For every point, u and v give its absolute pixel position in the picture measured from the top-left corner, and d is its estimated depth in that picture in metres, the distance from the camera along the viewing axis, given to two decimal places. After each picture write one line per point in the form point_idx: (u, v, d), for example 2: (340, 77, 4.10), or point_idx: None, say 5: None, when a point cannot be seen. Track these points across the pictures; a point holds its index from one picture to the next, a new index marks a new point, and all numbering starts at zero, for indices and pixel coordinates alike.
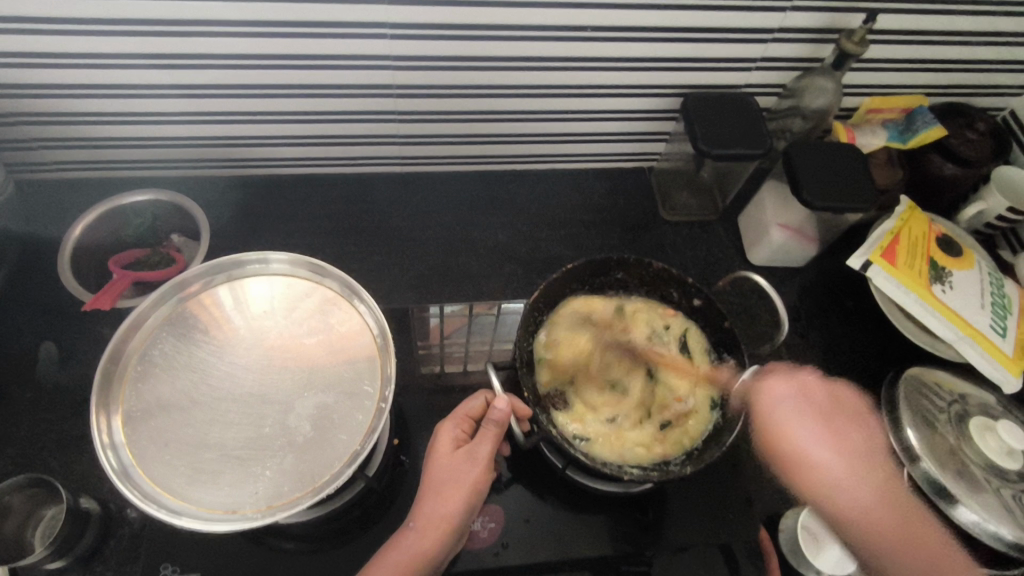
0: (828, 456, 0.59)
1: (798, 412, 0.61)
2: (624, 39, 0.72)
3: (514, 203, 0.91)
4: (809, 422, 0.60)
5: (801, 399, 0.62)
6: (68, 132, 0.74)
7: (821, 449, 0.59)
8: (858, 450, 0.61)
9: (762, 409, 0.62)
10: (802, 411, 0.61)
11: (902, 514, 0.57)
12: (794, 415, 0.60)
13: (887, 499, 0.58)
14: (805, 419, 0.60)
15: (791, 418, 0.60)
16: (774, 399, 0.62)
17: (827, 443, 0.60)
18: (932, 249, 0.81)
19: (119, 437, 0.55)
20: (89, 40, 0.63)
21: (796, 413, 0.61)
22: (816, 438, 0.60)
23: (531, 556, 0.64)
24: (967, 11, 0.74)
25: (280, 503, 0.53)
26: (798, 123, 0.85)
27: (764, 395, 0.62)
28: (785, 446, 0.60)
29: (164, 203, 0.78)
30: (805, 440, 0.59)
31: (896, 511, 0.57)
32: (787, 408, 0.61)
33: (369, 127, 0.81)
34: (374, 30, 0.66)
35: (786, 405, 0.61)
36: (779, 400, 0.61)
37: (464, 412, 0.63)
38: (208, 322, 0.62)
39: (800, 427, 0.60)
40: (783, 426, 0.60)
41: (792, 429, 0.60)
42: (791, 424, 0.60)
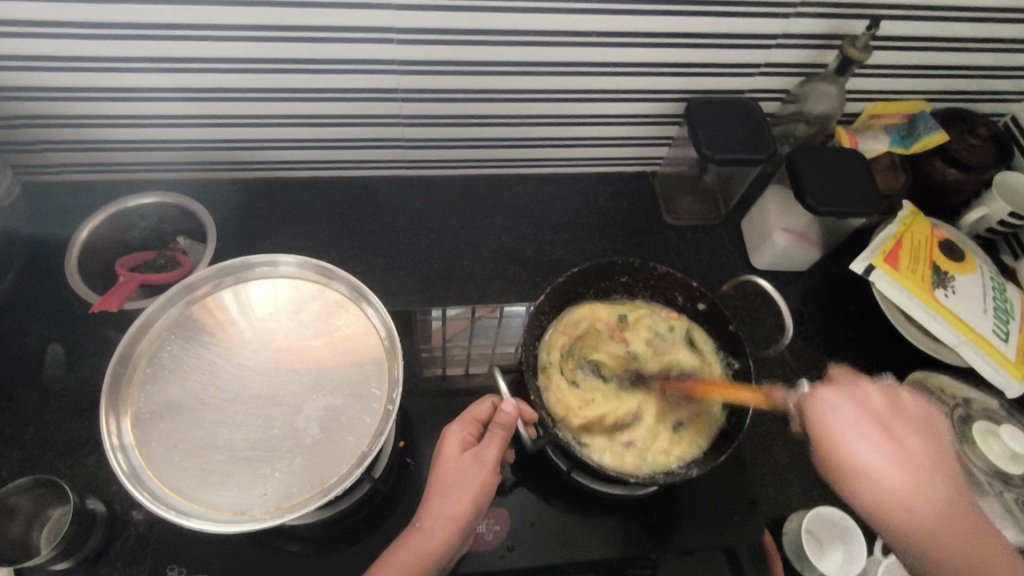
0: (898, 470, 0.53)
1: (856, 420, 0.54)
2: (629, 44, 0.73)
3: (517, 206, 0.92)
4: (872, 433, 0.54)
5: (857, 404, 0.56)
6: (75, 134, 0.75)
7: (888, 465, 0.53)
8: (935, 467, 0.54)
9: (811, 414, 0.55)
10: (860, 419, 0.55)
11: (974, 533, 0.52)
12: (850, 422, 0.54)
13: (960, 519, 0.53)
14: (862, 429, 0.54)
15: (848, 428, 0.54)
16: (829, 405, 0.55)
17: (896, 458, 0.53)
18: (935, 254, 0.82)
19: (128, 438, 0.55)
20: (99, 43, 0.63)
21: (855, 423, 0.54)
22: (877, 449, 0.53)
23: (536, 558, 0.64)
24: (970, 18, 0.75)
25: (289, 504, 0.53)
26: (802, 129, 0.86)
27: (814, 398, 0.56)
28: (843, 460, 0.53)
29: (171, 205, 0.78)
30: (867, 455, 0.53)
31: (969, 533, 0.52)
32: (845, 418, 0.54)
33: (374, 130, 0.81)
34: (380, 34, 0.67)
35: (840, 412, 0.55)
36: (837, 408, 0.55)
37: (472, 415, 0.63)
38: (216, 324, 0.62)
39: (861, 437, 0.54)
40: (838, 439, 0.54)
41: (853, 443, 0.53)
42: (849, 436, 0.54)
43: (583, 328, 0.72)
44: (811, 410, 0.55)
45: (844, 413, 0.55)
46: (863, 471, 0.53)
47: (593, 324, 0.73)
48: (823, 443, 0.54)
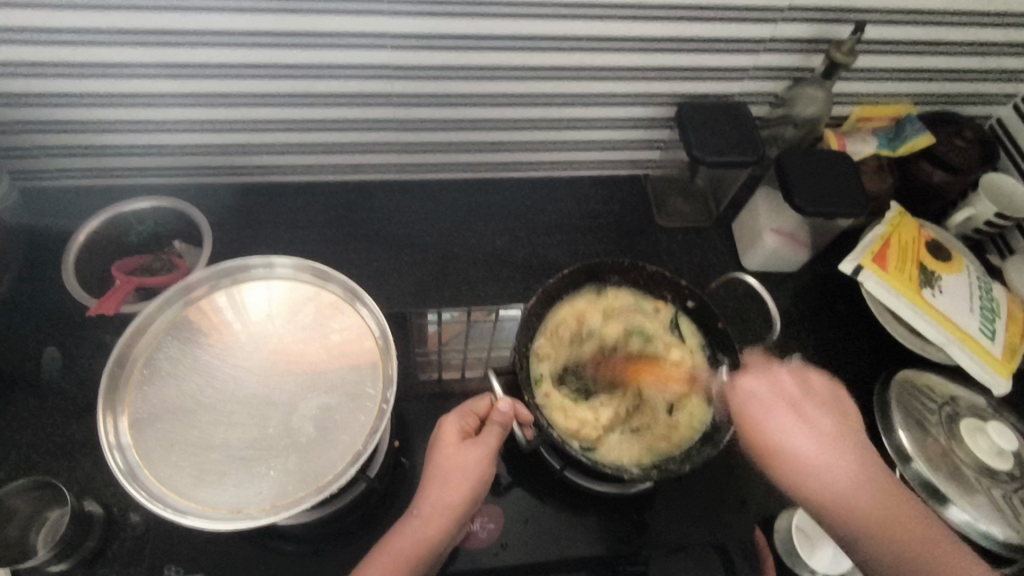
0: (818, 450, 0.55)
1: (773, 399, 0.57)
2: (620, 49, 0.74)
3: (510, 209, 0.93)
4: (784, 411, 0.56)
5: (772, 385, 0.58)
6: (73, 140, 0.76)
7: (806, 443, 0.55)
8: (847, 442, 0.56)
9: (733, 394, 0.59)
10: (774, 399, 0.57)
11: (895, 508, 0.53)
12: (766, 401, 0.57)
13: (881, 494, 0.53)
14: (778, 407, 0.56)
15: (762, 410, 0.56)
16: (746, 391, 0.58)
17: (817, 436, 0.55)
18: (922, 253, 0.83)
19: (125, 438, 0.56)
20: (97, 49, 0.64)
21: (767, 401, 0.57)
22: (793, 428, 0.55)
23: (530, 556, 0.65)
24: (952, 22, 0.76)
25: (284, 502, 0.54)
26: (791, 131, 0.87)
27: (737, 388, 0.59)
28: (758, 435, 0.56)
29: (167, 208, 0.78)
30: (783, 431, 0.55)
31: (889, 509, 0.53)
32: (761, 394, 0.57)
33: (369, 135, 0.82)
34: (375, 40, 0.68)
35: (757, 395, 0.57)
36: (756, 393, 0.57)
37: (471, 407, 0.64)
38: (211, 325, 0.63)
39: (778, 416, 0.56)
40: (756, 419, 0.56)
41: (762, 414, 0.56)
42: (762, 414, 0.56)
43: (570, 333, 0.72)
44: (738, 391, 0.58)
45: (759, 392, 0.57)
46: (774, 446, 0.55)
47: (581, 322, 0.72)
48: (743, 420, 0.57)
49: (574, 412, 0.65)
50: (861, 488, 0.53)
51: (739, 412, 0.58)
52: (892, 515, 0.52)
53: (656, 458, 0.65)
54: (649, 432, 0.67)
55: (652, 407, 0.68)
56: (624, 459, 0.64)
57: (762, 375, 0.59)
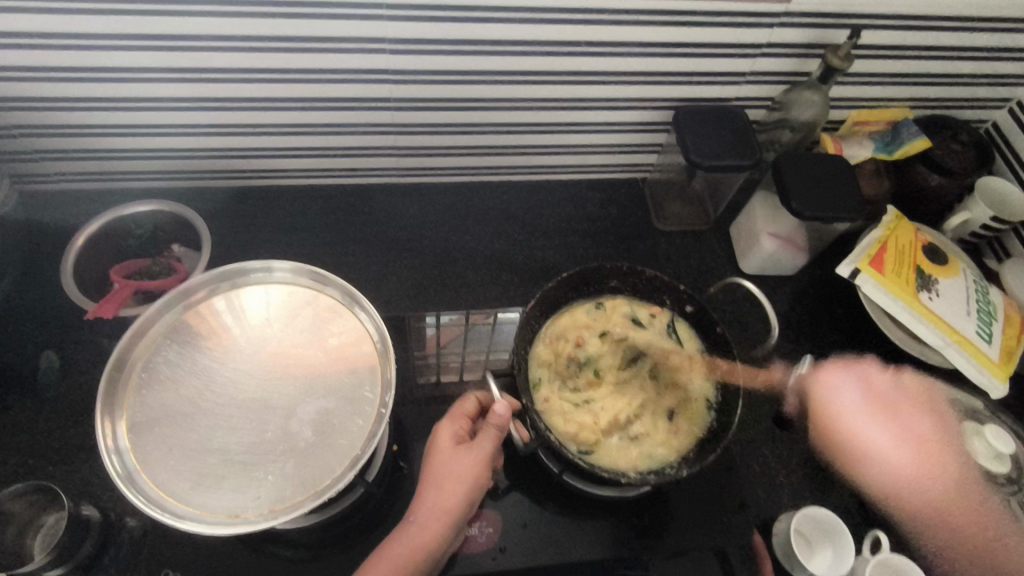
0: (893, 444, 0.71)
1: (859, 397, 0.75)
2: (617, 54, 0.74)
3: (509, 213, 0.93)
4: (868, 416, 0.73)
5: (864, 388, 0.76)
6: (73, 143, 0.76)
7: (884, 437, 0.71)
8: (933, 443, 0.71)
9: (811, 391, 0.77)
10: (866, 404, 0.74)
11: (970, 501, 0.67)
12: (852, 407, 0.74)
13: (963, 481, 0.68)
14: (869, 415, 0.73)
15: (846, 411, 0.74)
16: (820, 388, 0.77)
17: (892, 433, 0.72)
18: (918, 256, 0.83)
19: (123, 442, 0.56)
20: (97, 53, 0.64)
21: (857, 405, 0.74)
22: (882, 429, 0.72)
23: (529, 559, 0.65)
24: (948, 28, 0.77)
25: (282, 507, 0.54)
26: (788, 135, 0.87)
27: (818, 384, 0.77)
28: (820, 422, 0.76)
29: (166, 212, 0.78)
30: (869, 432, 0.72)
31: (959, 501, 0.67)
32: (851, 402, 0.75)
33: (368, 138, 0.82)
34: (374, 45, 0.68)
35: (846, 399, 0.75)
36: (841, 394, 0.76)
37: (463, 412, 0.64)
38: (209, 329, 0.63)
39: (865, 420, 0.73)
40: (840, 415, 0.74)
41: (839, 407, 0.75)
42: (842, 412, 0.74)
43: (567, 340, 0.72)
44: (816, 393, 0.77)
45: (846, 398, 0.75)
46: (858, 440, 0.73)
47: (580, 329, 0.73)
48: (822, 418, 0.75)
49: (572, 418, 0.67)
50: (936, 478, 0.68)
51: (823, 420, 0.75)
52: (972, 507, 0.67)
53: (651, 466, 0.65)
54: (647, 438, 0.67)
55: (651, 412, 0.69)
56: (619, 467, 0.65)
57: (840, 377, 0.78)
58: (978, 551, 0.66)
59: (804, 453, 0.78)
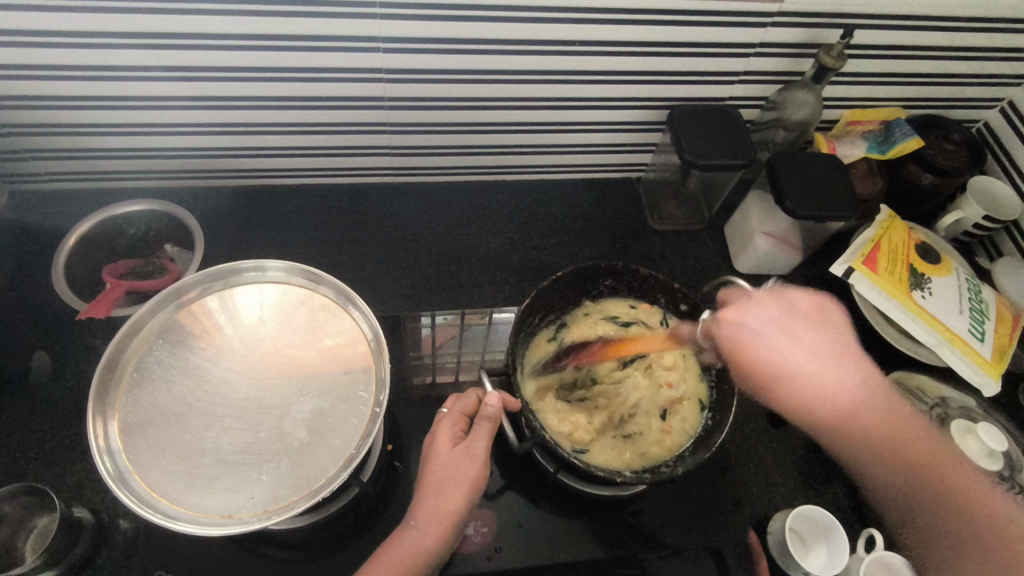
0: (812, 367, 0.61)
1: (766, 329, 0.62)
2: (611, 53, 0.74)
3: (504, 212, 0.93)
4: (778, 335, 0.62)
5: (767, 314, 0.63)
6: (65, 143, 0.75)
7: (801, 361, 0.61)
8: (833, 352, 0.62)
9: (721, 331, 0.64)
10: (762, 327, 0.62)
11: (887, 413, 0.60)
12: (755, 333, 0.62)
13: (865, 401, 0.60)
14: (773, 334, 0.62)
15: (756, 337, 0.62)
16: (732, 325, 0.64)
17: (805, 351, 0.61)
18: (912, 256, 0.84)
19: (115, 443, 0.56)
20: (88, 51, 0.64)
21: (763, 322, 0.63)
22: (784, 348, 0.61)
23: (524, 559, 0.65)
24: (939, 28, 0.77)
25: (277, 507, 0.53)
26: (781, 135, 0.87)
27: (721, 323, 0.64)
28: (755, 363, 0.61)
29: (160, 212, 0.78)
30: (780, 354, 0.61)
31: (882, 418, 0.60)
32: (758, 329, 0.62)
33: (362, 138, 0.82)
34: (368, 44, 0.68)
35: (749, 322, 0.63)
36: (744, 324, 0.63)
37: (460, 410, 0.63)
38: (202, 329, 0.63)
39: (772, 340, 0.62)
40: (749, 346, 0.62)
41: (762, 354, 0.61)
42: (753, 344, 0.62)
43: (561, 343, 0.73)
44: (722, 329, 0.64)
45: (755, 320, 0.63)
46: (788, 371, 0.61)
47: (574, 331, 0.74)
48: (739, 354, 0.63)
49: (565, 417, 0.67)
50: (835, 401, 0.60)
51: (733, 350, 0.63)
52: (885, 429, 0.59)
53: (645, 463, 0.65)
54: (641, 437, 0.67)
55: (647, 411, 0.69)
56: (614, 466, 0.65)
57: (757, 310, 0.63)
58: (937, 479, 0.58)
59: (799, 451, 0.78)
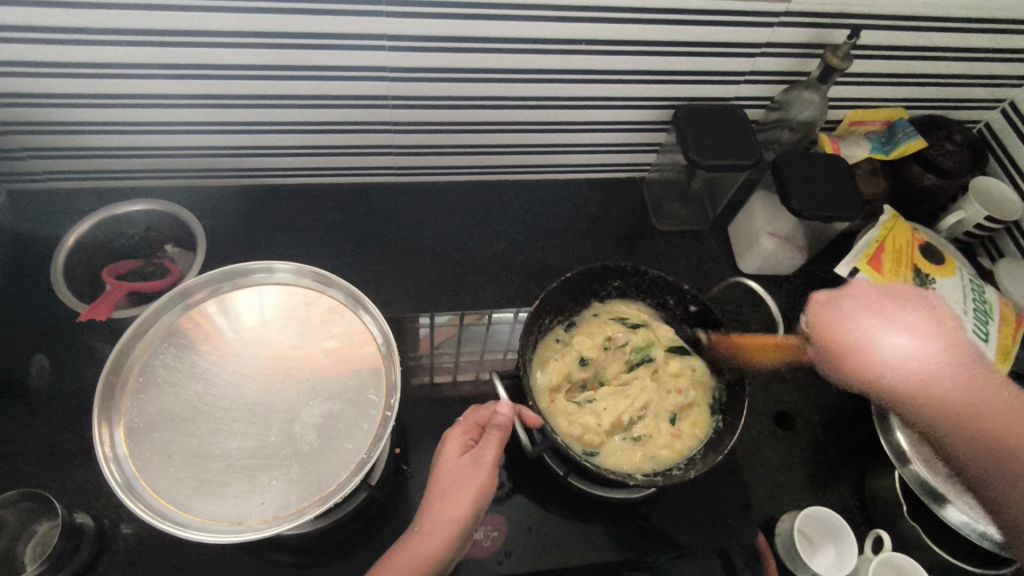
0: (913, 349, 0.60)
1: (855, 312, 0.65)
2: (618, 52, 0.74)
3: (507, 213, 0.92)
4: (863, 316, 0.64)
5: (860, 305, 0.65)
6: (63, 141, 0.74)
7: (892, 341, 0.61)
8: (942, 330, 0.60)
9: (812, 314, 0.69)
10: (857, 311, 0.65)
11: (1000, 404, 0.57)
12: (847, 314, 0.65)
13: (964, 379, 0.58)
14: (863, 313, 0.64)
15: (843, 317, 0.65)
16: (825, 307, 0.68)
17: (897, 333, 0.61)
18: (917, 256, 0.84)
19: (121, 449, 0.55)
20: (87, 48, 0.62)
21: (851, 309, 0.65)
22: (876, 325, 0.62)
23: (533, 563, 0.64)
24: (945, 29, 0.77)
25: (286, 513, 0.53)
26: (786, 135, 0.88)
27: (819, 306, 0.68)
28: (830, 338, 0.66)
29: (159, 211, 0.76)
30: (875, 334, 0.62)
31: (983, 400, 0.57)
32: (842, 311, 0.65)
33: (365, 137, 0.81)
34: (373, 42, 0.67)
35: (843, 308, 0.66)
36: (837, 308, 0.66)
37: (473, 419, 0.62)
38: (208, 332, 0.62)
39: (858, 320, 0.64)
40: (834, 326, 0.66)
41: (846, 332, 0.64)
42: (839, 324, 0.65)
43: (568, 346, 0.72)
44: (819, 317, 0.68)
45: (850, 308, 0.65)
46: (880, 349, 0.61)
47: (583, 334, 0.73)
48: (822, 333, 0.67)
49: (575, 420, 0.66)
50: (937, 376, 0.58)
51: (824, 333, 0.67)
52: (981, 401, 0.57)
53: (656, 467, 0.65)
54: (649, 440, 0.67)
55: (655, 413, 0.69)
56: (624, 468, 0.65)
57: (852, 297, 0.66)
58: (1013, 452, 0.55)
59: (806, 451, 0.78)
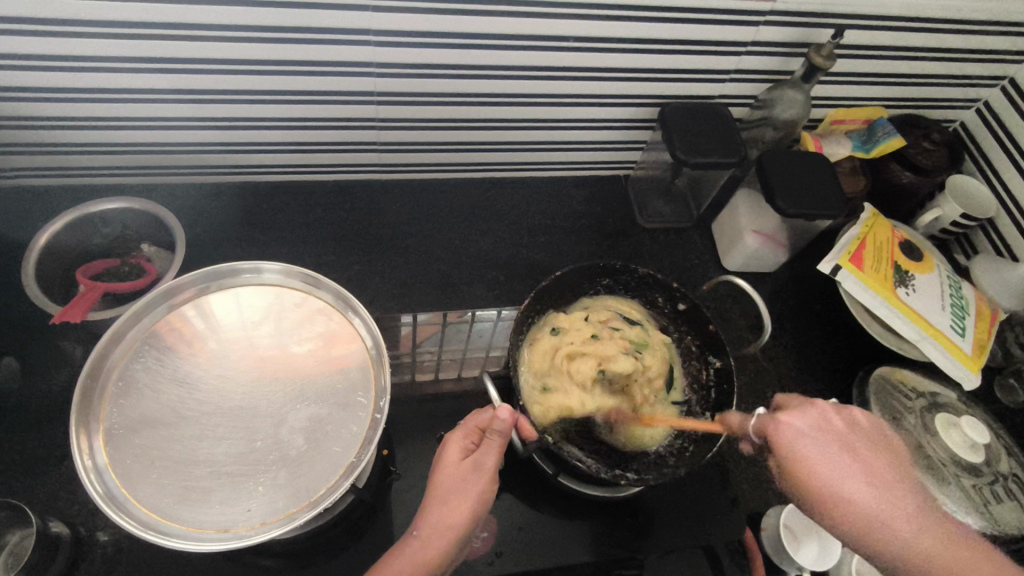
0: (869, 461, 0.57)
1: (822, 442, 0.51)
2: (605, 50, 0.73)
3: (492, 210, 0.92)
4: (831, 446, 0.50)
5: (814, 421, 0.52)
6: (32, 137, 0.71)
7: (867, 492, 0.49)
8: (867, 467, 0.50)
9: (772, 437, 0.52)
10: (820, 436, 0.51)
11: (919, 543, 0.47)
12: (814, 445, 0.50)
13: (925, 526, 0.48)
14: (831, 449, 0.50)
15: (812, 456, 0.50)
16: (793, 432, 0.51)
17: (863, 479, 0.49)
18: (897, 254, 0.85)
19: (101, 458, 0.53)
20: (55, 41, 0.60)
21: (821, 446, 0.50)
22: (850, 469, 0.49)
23: (522, 563, 0.64)
24: (925, 29, 0.78)
25: (275, 520, 0.51)
26: (770, 134, 0.88)
27: (775, 425, 0.52)
28: (817, 496, 0.49)
29: (135, 210, 0.74)
30: (842, 483, 0.49)
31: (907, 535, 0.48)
32: (813, 440, 0.51)
33: (347, 133, 0.80)
34: (359, 37, 0.65)
35: (808, 435, 0.51)
36: (800, 430, 0.51)
37: (475, 423, 0.62)
38: (190, 336, 0.60)
39: (837, 465, 0.49)
40: (806, 466, 0.50)
41: (821, 472, 0.49)
42: (820, 464, 0.49)
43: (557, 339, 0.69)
44: (775, 437, 0.51)
45: (808, 438, 0.51)
46: (841, 501, 0.48)
47: (570, 321, 0.71)
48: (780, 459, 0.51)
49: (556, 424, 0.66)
50: (901, 530, 0.47)
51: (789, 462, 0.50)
52: (943, 544, 0.47)
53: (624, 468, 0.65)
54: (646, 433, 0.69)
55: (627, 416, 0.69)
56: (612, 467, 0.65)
57: (814, 427, 0.52)
58: None
59: None
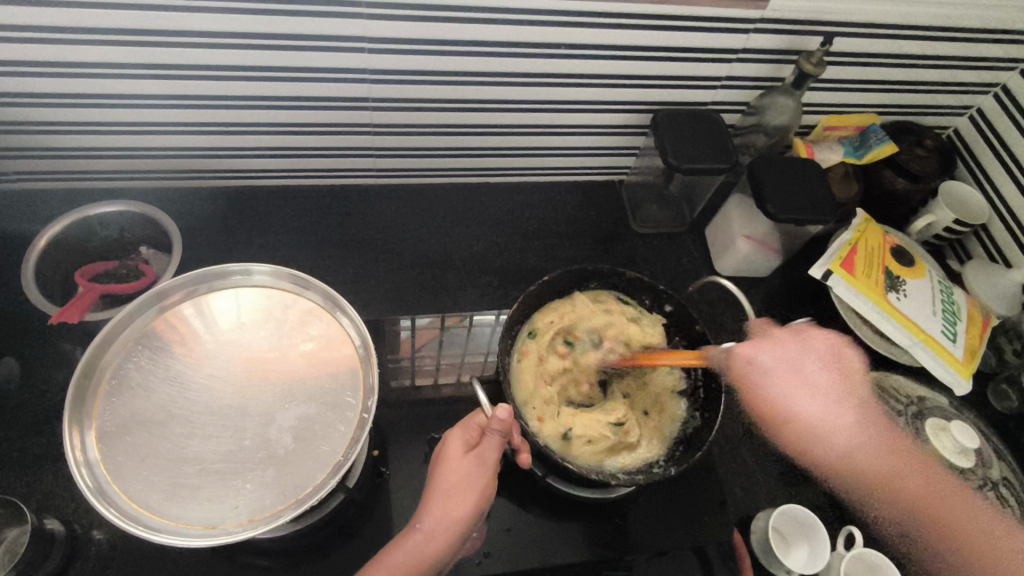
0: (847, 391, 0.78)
1: (776, 376, 0.74)
2: (595, 56, 0.74)
3: (487, 215, 0.93)
4: (785, 377, 0.75)
5: (776, 356, 0.75)
6: (34, 141, 0.72)
7: (814, 405, 0.75)
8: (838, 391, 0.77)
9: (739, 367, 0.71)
10: (776, 371, 0.75)
11: (875, 447, 0.74)
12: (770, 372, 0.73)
13: (860, 431, 0.75)
14: (786, 378, 0.75)
15: (765, 377, 0.73)
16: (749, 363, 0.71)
17: (814, 399, 0.75)
18: (888, 259, 0.86)
19: (94, 454, 0.54)
20: (57, 48, 0.61)
21: (773, 368, 0.74)
22: (805, 395, 0.75)
23: (511, 564, 0.65)
24: (914, 36, 0.79)
25: (261, 517, 0.52)
26: (762, 140, 0.88)
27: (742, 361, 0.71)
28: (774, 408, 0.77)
29: (134, 213, 0.75)
30: (795, 400, 0.75)
31: (864, 441, 0.75)
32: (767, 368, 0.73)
33: (341, 138, 0.81)
34: (352, 44, 0.67)
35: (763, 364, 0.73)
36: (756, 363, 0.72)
37: (475, 420, 0.62)
38: (183, 335, 0.61)
39: (787, 388, 0.75)
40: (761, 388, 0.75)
41: (777, 398, 0.76)
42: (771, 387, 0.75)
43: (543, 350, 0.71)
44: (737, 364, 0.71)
45: (766, 363, 0.73)
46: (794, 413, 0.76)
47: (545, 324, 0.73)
48: (750, 387, 0.74)
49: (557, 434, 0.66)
50: (841, 436, 0.75)
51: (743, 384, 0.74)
52: (875, 449, 0.74)
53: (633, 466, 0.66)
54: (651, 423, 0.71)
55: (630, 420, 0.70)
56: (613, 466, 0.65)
57: (771, 356, 0.74)
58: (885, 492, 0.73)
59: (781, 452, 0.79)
